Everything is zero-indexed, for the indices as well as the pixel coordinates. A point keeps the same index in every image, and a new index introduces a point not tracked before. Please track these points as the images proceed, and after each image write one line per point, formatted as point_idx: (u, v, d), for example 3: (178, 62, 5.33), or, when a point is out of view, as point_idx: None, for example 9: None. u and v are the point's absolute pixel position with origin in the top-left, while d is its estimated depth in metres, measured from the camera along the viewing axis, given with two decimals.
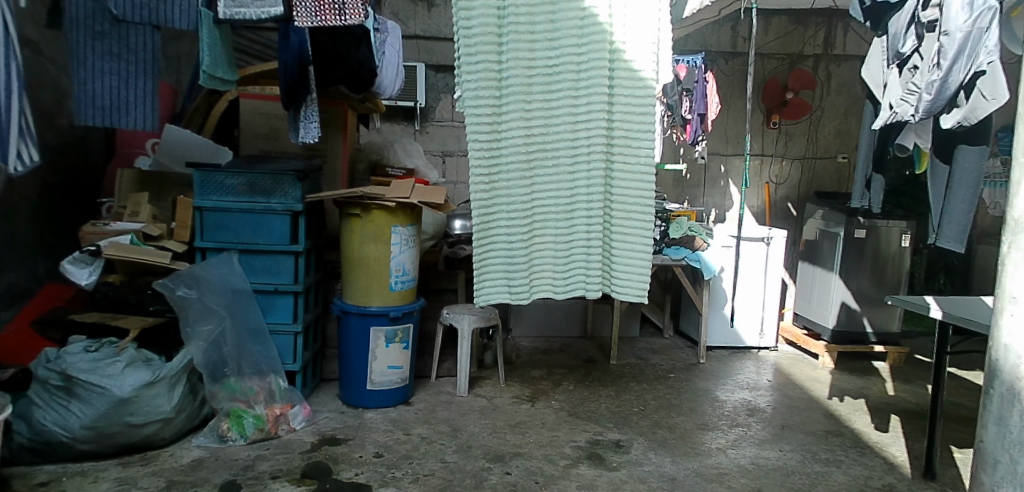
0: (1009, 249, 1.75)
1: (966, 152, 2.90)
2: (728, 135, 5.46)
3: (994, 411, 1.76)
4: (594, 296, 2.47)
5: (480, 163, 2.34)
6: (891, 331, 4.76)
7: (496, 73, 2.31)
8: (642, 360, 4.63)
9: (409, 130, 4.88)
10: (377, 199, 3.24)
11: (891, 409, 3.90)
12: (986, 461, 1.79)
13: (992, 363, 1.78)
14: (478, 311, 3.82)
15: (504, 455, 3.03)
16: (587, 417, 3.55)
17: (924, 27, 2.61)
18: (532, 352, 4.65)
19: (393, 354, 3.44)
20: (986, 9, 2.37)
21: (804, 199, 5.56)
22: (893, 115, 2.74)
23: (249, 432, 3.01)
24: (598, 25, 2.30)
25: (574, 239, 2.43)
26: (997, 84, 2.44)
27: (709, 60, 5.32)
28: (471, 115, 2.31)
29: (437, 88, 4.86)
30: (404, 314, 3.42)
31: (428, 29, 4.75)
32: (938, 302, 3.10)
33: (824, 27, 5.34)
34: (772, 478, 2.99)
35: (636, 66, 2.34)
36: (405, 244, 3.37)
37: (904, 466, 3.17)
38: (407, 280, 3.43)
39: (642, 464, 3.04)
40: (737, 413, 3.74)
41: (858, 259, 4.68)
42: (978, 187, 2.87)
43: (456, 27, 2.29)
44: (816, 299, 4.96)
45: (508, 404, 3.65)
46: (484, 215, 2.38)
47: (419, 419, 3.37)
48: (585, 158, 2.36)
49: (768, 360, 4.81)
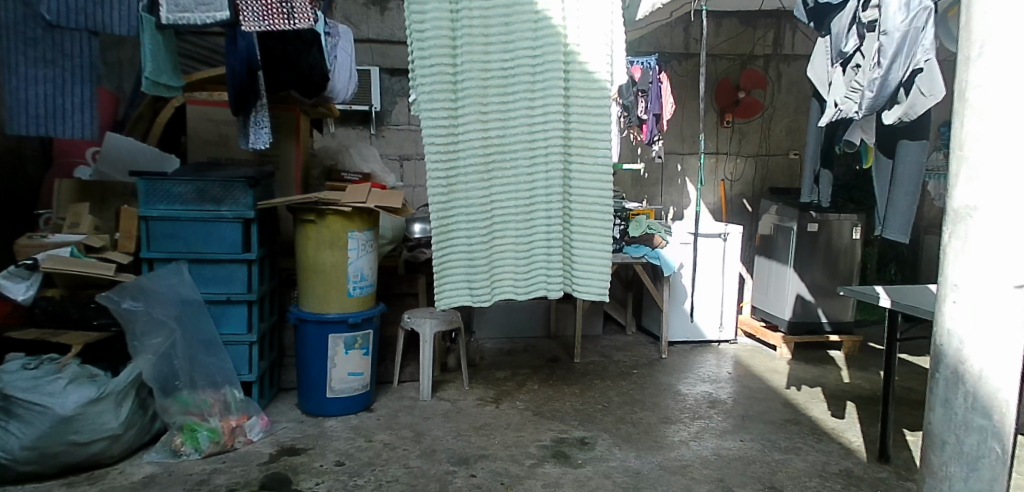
0: (950, 239, 1.75)
1: (907, 146, 2.99)
2: (683, 134, 5.56)
3: (940, 393, 1.79)
4: (556, 296, 2.49)
5: (438, 167, 2.33)
6: (844, 320, 4.92)
7: (451, 76, 2.31)
8: (605, 358, 4.67)
9: (365, 135, 4.83)
10: (332, 204, 3.20)
11: (846, 396, 4.02)
12: (934, 442, 1.81)
13: (937, 347, 1.80)
14: (440, 315, 3.79)
15: (469, 458, 3.02)
16: (552, 416, 3.56)
17: (865, 27, 2.70)
18: (496, 353, 4.65)
19: (353, 361, 3.41)
20: (922, 9, 2.47)
21: (758, 195, 5.70)
22: (837, 112, 2.83)
23: (204, 445, 2.93)
24: (553, 28, 2.31)
25: (534, 240, 2.44)
26: (933, 80, 2.52)
27: (662, 61, 5.41)
28: (427, 119, 2.30)
29: (393, 92, 4.83)
30: (363, 320, 3.38)
31: (382, 33, 4.71)
32: (886, 291, 3.20)
33: (773, 28, 5.48)
34: (734, 468, 3.05)
35: (591, 68, 2.36)
36: (363, 250, 3.33)
37: (860, 451, 3.26)
38: (366, 285, 3.39)
39: (607, 461, 3.06)
40: (699, 405, 3.81)
41: (811, 252, 4.82)
42: (920, 180, 2.97)
43: (410, 31, 2.27)
44: (772, 293, 5.08)
45: (472, 407, 3.64)
46: (443, 218, 2.37)
47: (381, 425, 3.34)
48: (543, 160, 2.38)
49: (728, 353, 4.91)
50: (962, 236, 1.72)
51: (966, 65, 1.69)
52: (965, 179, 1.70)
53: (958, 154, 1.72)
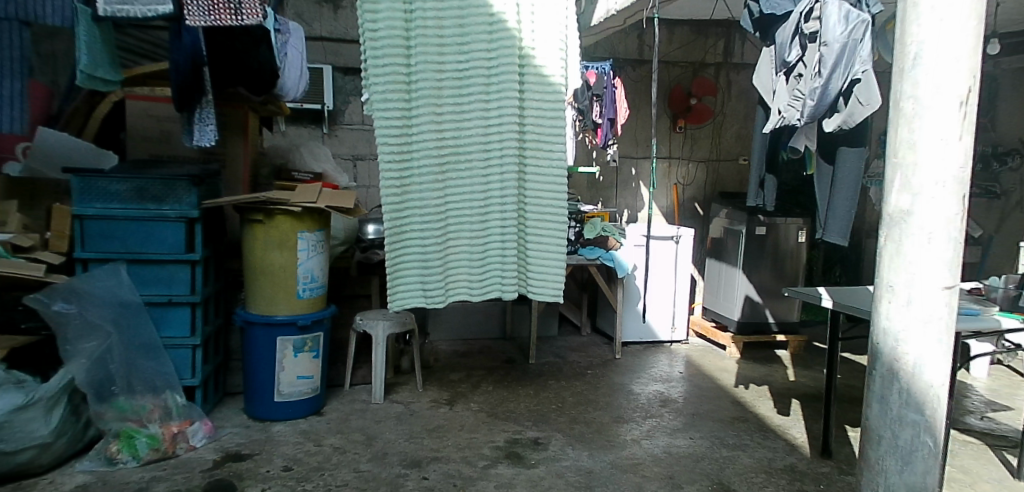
0: (886, 241, 1.82)
1: (846, 154, 3.10)
2: (637, 138, 5.65)
3: (876, 390, 1.85)
4: (511, 298, 2.49)
5: (392, 167, 2.31)
6: (790, 320, 5.07)
7: (405, 76, 2.29)
8: (560, 359, 4.70)
9: (316, 134, 4.75)
10: (282, 204, 3.13)
11: (791, 394, 4.15)
12: (870, 438, 1.88)
13: (874, 345, 1.87)
14: (394, 317, 3.75)
15: (421, 461, 3.00)
16: (506, 417, 3.57)
17: (807, 38, 2.77)
18: (451, 355, 4.64)
19: (302, 364, 3.34)
20: (859, 22, 2.59)
21: (708, 199, 5.83)
22: (781, 120, 2.90)
23: (143, 452, 2.83)
24: (507, 31, 2.32)
25: (489, 241, 2.44)
26: (871, 91, 2.59)
27: (617, 66, 5.49)
28: (380, 119, 2.28)
29: (346, 91, 4.76)
30: (313, 323, 3.32)
31: (335, 31, 4.65)
32: (828, 292, 3.31)
33: (723, 37, 5.63)
34: (684, 465, 3.11)
35: (546, 71, 2.38)
36: (313, 251, 3.27)
37: (803, 446, 3.37)
38: (316, 287, 3.33)
39: (559, 460, 3.09)
40: (651, 404, 3.87)
41: (759, 254, 4.95)
42: (859, 185, 3.09)
43: (362, 30, 2.25)
44: (722, 294, 5.21)
45: (425, 409, 3.62)
46: (397, 219, 2.36)
47: (331, 429, 3.28)
48: (497, 162, 2.38)
49: (680, 353, 5.01)
50: (895, 239, 1.79)
51: (901, 75, 1.76)
52: (898, 186, 1.77)
53: (892, 161, 1.79)
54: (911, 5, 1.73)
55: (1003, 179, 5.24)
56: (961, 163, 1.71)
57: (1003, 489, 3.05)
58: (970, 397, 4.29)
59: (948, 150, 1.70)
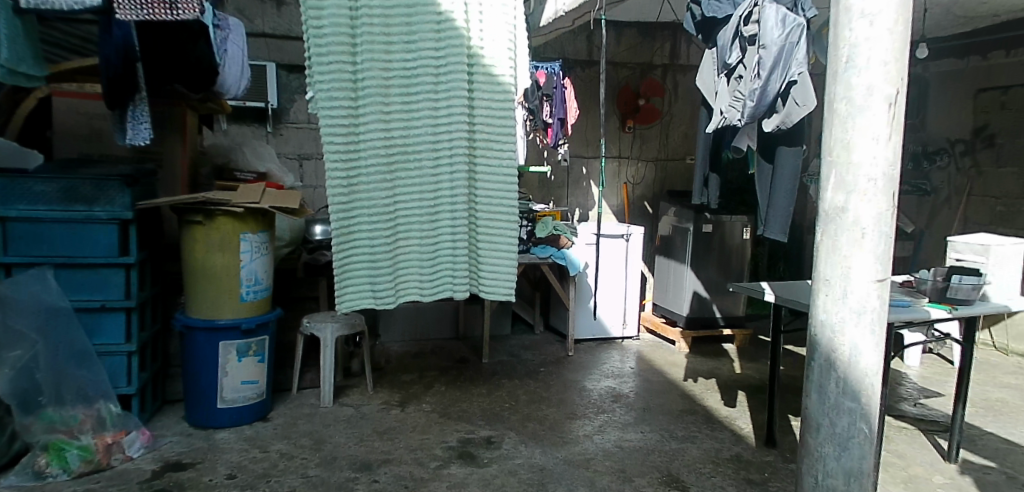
0: (822, 237, 1.89)
1: (784, 153, 3.20)
2: (587, 138, 5.71)
3: (815, 380, 1.92)
4: (462, 297, 2.49)
5: (338, 167, 2.28)
6: (737, 314, 5.21)
7: (351, 75, 2.26)
8: (513, 357, 4.71)
9: (260, 133, 4.64)
10: (222, 204, 3.04)
11: (737, 386, 4.26)
12: (810, 425, 1.95)
13: (812, 337, 1.94)
14: (343, 319, 3.69)
15: (372, 464, 2.97)
16: (459, 417, 3.55)
17: (746, 41, 2.85)
18: (402, 356, 4.59)
19: (246, 369, 3.25)
20: (795, 26, 2.67)
21: (657, 197, 5.94)
22: (722, 120, 2.98)
23: (75, 465, 2.73)
24: (456, 31, 2.31)
25: (440, 241, 2.43)
26: (807, 92, 2.70)
27: (566, 67, 5.54)
28: (326, 118, 2.24)
29: (291, 90, 4.66)
30: (257, 326, 3.24)
31: (279, 28, 4.53)
32: (770, 287, 3.41)
33: (669, 40, 5.75)
34: (634, 458, 3.16)
35: (495, 71, 2.38)
36: (257, 252, 3.19)
37: (749, 436, 3.47)
38: (260, 289, 3.25)
39: (512, 458, 3.10)
40: (603, 400, 3.93)
41: (706, 251, 5.07)
42: (796, 183, 3.19)
43: (306, 27, 2.21)
44: (672, 290, 5.32)
45: (376, 411, 3.57)
46: (344, 220, 2.32)
47: (278, 435, 3.21)
48: (447, 162, 2.37)
49: (631, 349, 5.09)
50: (830, 235, 1.86)
51: (835, 77, 1.83)
52: (832, 183, 1.85)
53: (827, 160, 1.87)
54: (842, 10, 1.80)
55: (933, 177, 5.50)
56: (890, 161, 1.78)
57: (934, 471, 3.21)
58: (904, 385, 4.50)
59: (878, 150, 1.77)
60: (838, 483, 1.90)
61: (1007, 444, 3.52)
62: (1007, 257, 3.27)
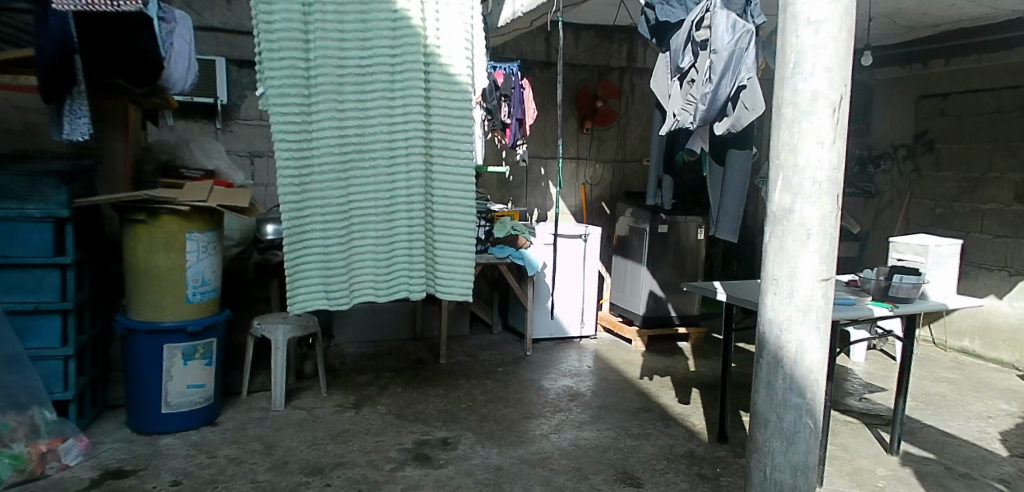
0: (770, 238, 1.94)
1: (735, 155, 3.27)
2: (545, 139, 5.74)
3: (764, 376, 1.97)
4: (418, 297, 2.47)
5: (290, 165, 2.24)
6: (691, 313, 5.31)
7: (304, 72, 2.22)
8: (471, 357, 4.70)
9: (209, 129, 4.52)
10: (167, 203, 2.95)
11: (691, 384, 4.34)
12: (759, 421, 2.00)
13: (761, 335, 1.99)
14: (295, 320, 3.61)
15: (324, 467, 2.92)
16: (415, 419, 3.52)
17: (698, 45, 2.90)
18: (358, 358, 4.53)
19: (192, 373, 3.16)
20: (744, 32, 2.74)
21: (614, 198, 6.01)
22: (675, 122, 3.04)
23: (5, 475, 2.61)
24: (412, 28, 2.28)
25: (396, 241, 2.41)
26: (755, 97, 2.78)
27: (524, 68, 5.56)
28: (277, 115, 2.20)
29: (242, 85, 4.56)
30: (204, 328, 3.15)
31: (229, 22, 4.42)
32: (722, 286, 3.49)
33: (626, 43, 5.83)
34: (590, 456, 3.19)
35: (452, 70, 2.36)
36: (204, 252, 3.10)
37: (702, 432, 3.54)
38: (208, 290, 3.16)
39: (468, 459, 3.09)
40: (560, 399, 3.95)
41: (662, 251, 5.15)
42: (746, 185, 3.26)
43: (256, 21, 2.16)
44: (628, 290, 5.39)
45: (330, 414, 3.52)
46: (297, 218, 2.28)
47: (226, 439, 3.13)
48: (403, 161, 2.35)
49: (589, 348, 5.14)
50: (777, 236, 1.91)
51: (782, 83, 1.88)
52: (779, 186, 1.90)
53: (775, 163, 1.92)
54: (789, 18, 1.85)
55: (877, 180, 5.71)
56: (833, 164, 1.84)
57: (877, 463, 3.33)
58: (850, 380, 4.65)
59: (822, 154, 1.83)
60: (785, 477, 1.95)
61: (944, 436, 3.68)
62: (944, 257, 3.41)
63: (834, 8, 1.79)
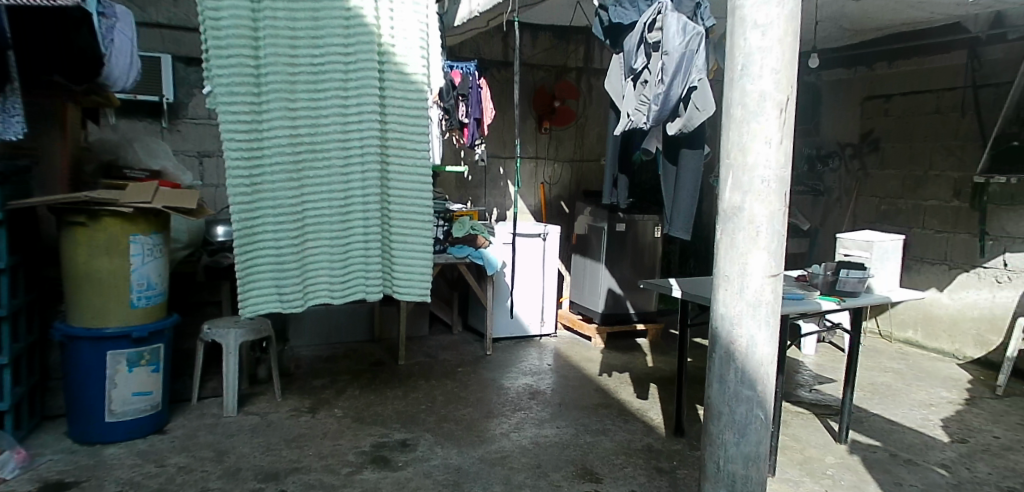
0: (721, 235, 1.98)
1: (688, 155, 3.33)
2: (504, 138, 5.74)
3: (717, 370, 2.02)
4: (375, 299, 2.44)
5: (240, 165, 2.19)
6: (649, 310, 5.40)
7: (253, 70, 2.17)
8: (430, 358, 4.67)
9: (154, 128, 4.38)
10: (109, 204, 2.85)
11: (649, 379, 4.41)
12: (712, 413, 2.04)
13: (713, 330, 2.03)
14: (246, 324, 3.53)
15: (279, 473, 2.87)
16: (373, 421, 3.49)
17: (650, 47, 2.94)
18: (314, 361, 4.46)
19: (138, 380, 3.06)
20: (694, 34, 2.79)
21: (573, 197, 6.06)
22: (629, 122, 3.07)
23: None
24: (365, 27, 2.26)
25: (351, 242, 2.37)
26: (706, 97, 2.84)
27: (482, 67, 5.55)
28: (226, 115, 2.15)
29: (189, 83, 4.43)
30: (150, 334, 3.05)
31: (175, 18, 4.29)
32: (678, 283, 3.55)
33: (583, 44, 5.88)
34: (550, 453, 3.21)
35: (407, 69, 2.35)
36: (149, 256, 3.01)
37: (659, 427, 3.59)
38: (154, 295, 3.07)
39: (428, 460, 3.07)
40: (520, 397, 3.96)
41: (620, 249, 5.22)
42: (698, 184, 3.33)
43: (202, 18, 2.11)
44: (587, 288, 5.44)
45: (285, 419, 3.45)
46: (247, 220, 2.23)
47: (176, 447, 3.04)
48: (358, 161, 2.32)
49: (549, 346, 5.17)
50: (728, 233, 1.96)
51: (731, 84, 1.92)
52: (729, 184, 1.94)
53: (725, 162, 1.96)
54: (737, 21, 1.89)
55: (826, 178, 5.90)
56: (781, 164, 1.89)
57: (826, 452, 3.44)
58: (801, 372, 4.79)
59: (770, 153, 1.88)
60: (737, 467, 2.00)
61: (890, 424, 3.83)
62: (888, 252, 3.54)
63: (780, 12, 1.84)
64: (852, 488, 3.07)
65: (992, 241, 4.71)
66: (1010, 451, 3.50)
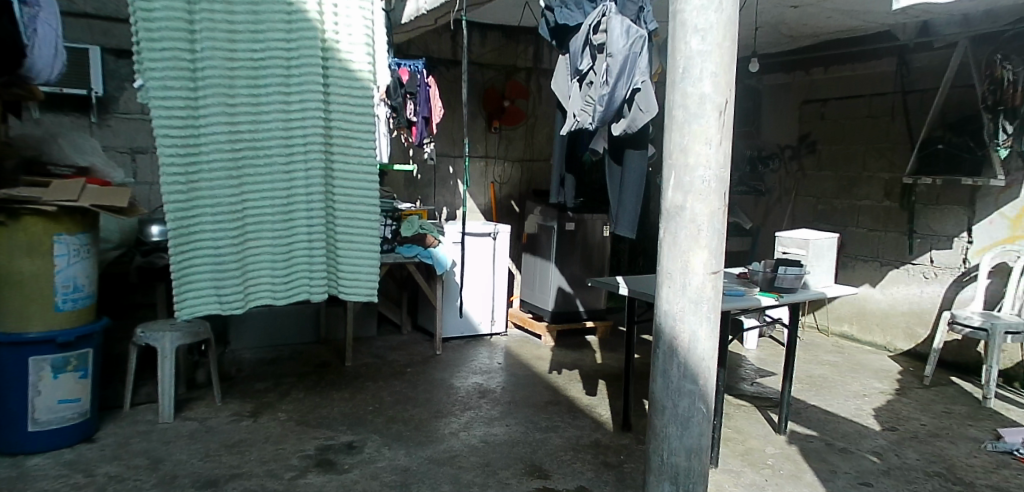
0: (665, 233, 2.02)
1: (632, 156, 3.38)
2: (453, 137, 5.72)
3: (660, 365, 2.06)
4: (319, 299, 2.39)
5: (175, 163, 2.11)
6: (598, 307, 5.49)
7: (189, 64, 2.10)
8: (378, 358, 4.62)
9: (82, 123, 4.18)
10: (30, 203, 2.71)
11: (598, 376, 4.47)
12: (656, 408, 2.08)
13: (657, 325, 2.07)
14: (183, 327, 3.40)
15: (218, 479, 2.78)
16: (318, 424, 3.43)
17: (595, 49, 2.98)
18: (257, 364, 4.34)
19: (64, 387, 2.92)
20: (638, 37, 2.82)
21: (523, 196, 6.08)
22: (575, 123, 3.10)
23: None
24: (308, 21, 2.21)
25: (295, 241, 2.32)
26: (649, 99, 2.89)
27: (430, 65, 5.51)
28: (160, 110, 2.07)
29: (121, 77, 4.25)
30: (77, 339, 2.91)
31: (103, 9, 4.10)
32: (625, 281, 3.60)
33: (532, 45, 5.91)
34: (498, 452, 3.21)
35: (352, 65, 2.31)
36: (76, 256, 2.87)
37: (607, 422, 3.65)
38: (81, 298, 2.93)
39: (374, 462, 3.03)
40: (470, 396, 3.96)
41: (569, 248, 5.27)
42: (643, 184, 3.38)
43: (134, 9, 2.02)
44: (537, 287, 5.47)
45: (225, 424, 3.35)
46: (183, 218, 2.16)
47: (106, 456, 2.92)
48: (301, 158, 2.27)
49: (499, 345, 5.17)
50: (671, 232, 2.00)
51: (674, 86, 1.96)
52: (672, 184, 1.99)
53: (668, 163, 2.00)
54: (678, 26, 1.94)
55: (767, 179, 6.10)
56: (720, 165, 1.94)
57: (766, 443, 3.56)
58: (743, 366, 4.94)
59: (710, 154, 1.93)
60: (680, 459, 2.04)
61: (826, 414, 3.99)
62: (823, 250, 3.68)
63: (719, 16, 1.89)
64: (790, 477, 3.18)
65: (920, 239, 4.96)
66: (936, 437, 3.68)
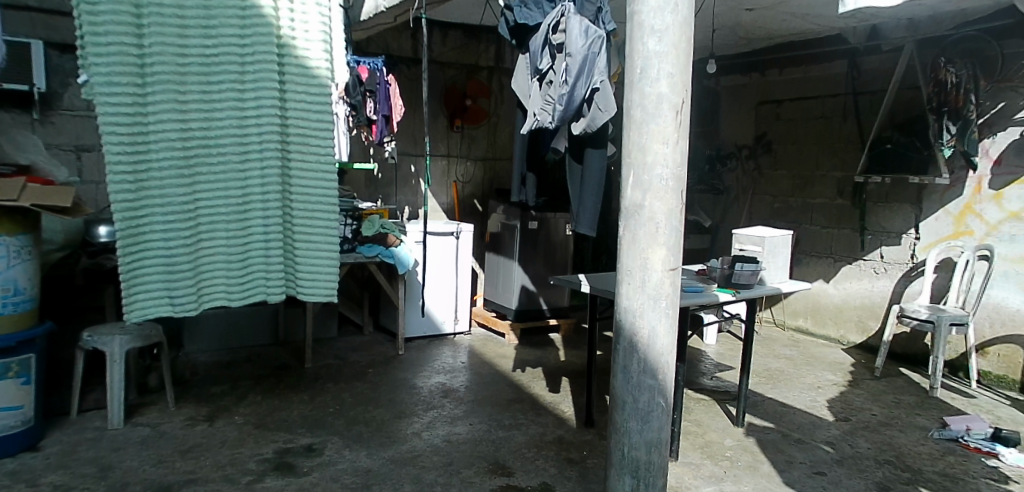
0: (624, 230, 2.04)
1: (592, 155, 3.40)
2: (414, 136, 5.69)
3: (620, 361, 2.08)
4: (277, 300, 2.35)
5: (123, 161, 2.05)
6: (561, 306, 5.52)
7: (137, 60, 2.04)
8: (339, 359, 4.57)
9: (24, 120, 4.02)
10: None
11: (561, 373, 4.50)
12: (617, 403, 2.11)
13: (617, 322, 2.09)
14: (134, 331, 3.30)
15: (172, 486, 2.71)
16: (277, 427, 3.37)
17: (555, 48, 2.99)
18: (212, 367, 4.24)
19: (5, 394, 2.81)
20: (596, 37, 2.86)
21: (485, 195, 6.08)
22: (535, 121, 3.09)
23: None
24: (263, 17, 2.16)
25: (251, 241, 2.27)
26: (607, 98, 2.91)
27: (390, 63, 5.46)
28: (106, 106, 2.00)
29: (65, 72, 4.10)
30: (18, 344, 2.80)
31: (45, 1, 3.94)
32: (586, 278, 3.63)
33: (494, 44, 5.91)
34: (461, 451, 3.20)
35: (309, 62, 2.26)
36: (16, 258, 2.76)
37: (570, 419, 3.67)
38: (22, 301, 2.82)
39: (335, 464, 2.99)
40: (433, 396, 3.94)
41: (532, 246, 5.28)
42: (603, 182, 3.40)
43: (78, 2, 1.96)
44: (501, 285, 5.47)
45: (178, 429, 3.27)
46: (132, 218, 2.10)
47: (51, 465, 2.82)
48: (256, 157, 2.22)
49: (463, 344, 5.16)
50: (630, 229, 2.02)
51: (631, 86, 1.98)
52: (631, 182, 2.01)
53: (626, 161, 2.02)
54: (636, 27, 1.96)
55: (725, 177, 6.22)
56: (677, 163, 1.97)
57: (724, 435, 3.63)
58: (703, 361, 5.03)
59: (667, 153, 1.95)
60: (641, 453, 2.07)
61: (782, 406, 4.09)
62: (778, 247, 3.77)
63: (675, 17, 1.92)
64: (748, 468, 3.25)
65: (871, 236, 5.12)
66: (886, 426, 3.81)
